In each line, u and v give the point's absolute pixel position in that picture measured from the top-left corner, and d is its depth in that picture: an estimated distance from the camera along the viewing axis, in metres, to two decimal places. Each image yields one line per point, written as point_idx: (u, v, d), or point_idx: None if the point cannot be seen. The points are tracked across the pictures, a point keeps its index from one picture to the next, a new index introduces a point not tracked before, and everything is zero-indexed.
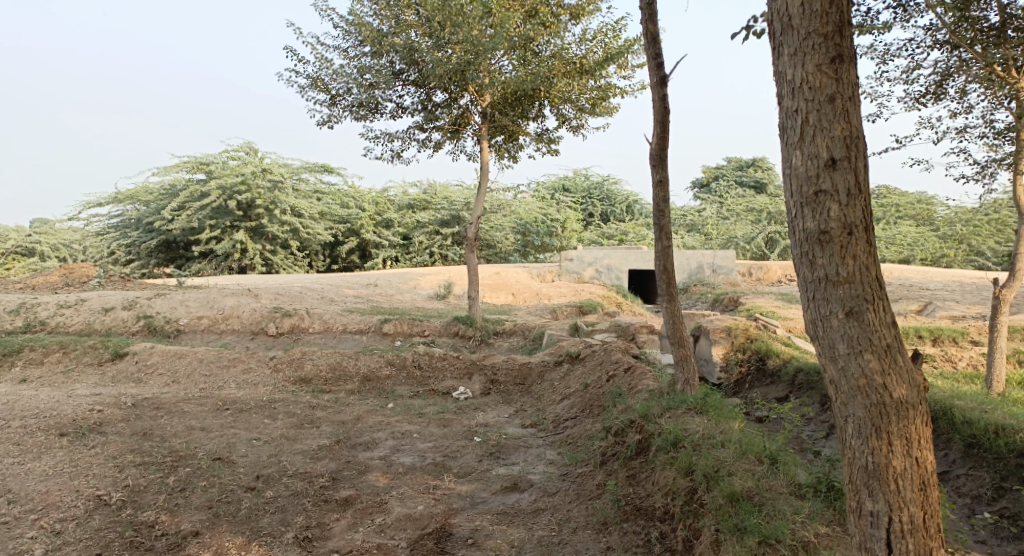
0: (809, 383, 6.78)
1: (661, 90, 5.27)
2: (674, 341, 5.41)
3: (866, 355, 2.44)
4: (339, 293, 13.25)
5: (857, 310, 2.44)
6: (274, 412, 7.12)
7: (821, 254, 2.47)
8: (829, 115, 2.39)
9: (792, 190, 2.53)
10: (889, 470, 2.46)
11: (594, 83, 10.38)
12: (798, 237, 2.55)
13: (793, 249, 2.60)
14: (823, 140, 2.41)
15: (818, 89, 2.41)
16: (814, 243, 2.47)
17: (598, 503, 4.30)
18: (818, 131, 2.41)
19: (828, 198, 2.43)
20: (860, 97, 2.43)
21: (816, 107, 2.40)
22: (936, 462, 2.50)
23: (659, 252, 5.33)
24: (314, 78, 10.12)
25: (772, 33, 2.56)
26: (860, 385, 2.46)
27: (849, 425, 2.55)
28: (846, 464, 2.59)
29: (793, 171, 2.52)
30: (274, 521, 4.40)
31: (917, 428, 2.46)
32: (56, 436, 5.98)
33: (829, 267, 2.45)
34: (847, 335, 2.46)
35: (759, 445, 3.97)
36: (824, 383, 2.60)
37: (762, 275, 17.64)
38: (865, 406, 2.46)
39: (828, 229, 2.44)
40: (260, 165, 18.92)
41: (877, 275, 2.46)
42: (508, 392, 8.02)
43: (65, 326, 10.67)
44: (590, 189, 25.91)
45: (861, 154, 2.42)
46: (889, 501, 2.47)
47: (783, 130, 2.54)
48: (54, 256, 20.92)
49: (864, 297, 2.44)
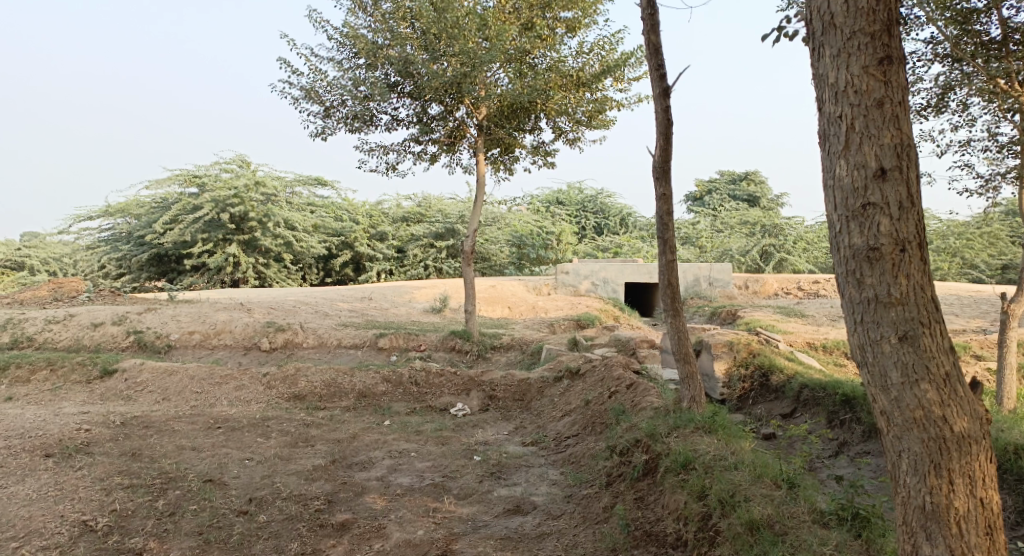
0: (815, 399, 6.66)
1: (664, 101, 5.15)
2: (680, 358, 5.27)
3: (923, 385, 2.34)
4: (333, 307, 13.08)
5: (911, 334, 2.35)
6: (267, 430, 6.94)
7: (870, 272, 2.39)
8: (878, 121, 2.32)
9: (837, 203, 2.46)
10: (951, 512, 2.34)
11: (591, 96, 10.32)
12: (843, 255, 2.47)
13: (837, 267, 2.52)
14: (870, 148, 2.34)
15: (865, 93, 2.34)
16: (862, 261, 2.39)
17: (606, 528, 4.15)
18: (865, 138, 2.34)
19: (878, 212, 2.35)
20: (909, 101, 2.37)
21: (863, 112, 2.33)
22: (1000, 503, 2.38)
23: (663, 266, 5.21)
24: (307, 89, 10.02)
25: (811, 35, 2.50)
26: (916, 417, 2.36)
27: (903, 460, 2.44)
28: (901, 503, 2.48)
29: (838, 182, 2.45)
30: (267, 547, 4.22)
31: (979, 464, 2.36)
32: (41, 457, 5.78)
33: (880, 287, 2.37)
34: (901, 362, 2.37)
35: (774, 469, 3.83)
36: (875, 414, 2.49)
37: (758, 288, 17.57)
38: (923, 440, 2.36)
39: (878, 245, 2.36)
40: (253, 178, 18.77)
41: (931, 297, 2.38)
42: (508, 408, 7.86)
43: (53, 342, 10.45)
44: (584, 202, 25.90)
45: (912, 164, 2.35)
46: (951, 545, 2.35)
47: (826, 137, 2.47)
48: (43, 270, 20.66)
49: (919, 321, 2.35)
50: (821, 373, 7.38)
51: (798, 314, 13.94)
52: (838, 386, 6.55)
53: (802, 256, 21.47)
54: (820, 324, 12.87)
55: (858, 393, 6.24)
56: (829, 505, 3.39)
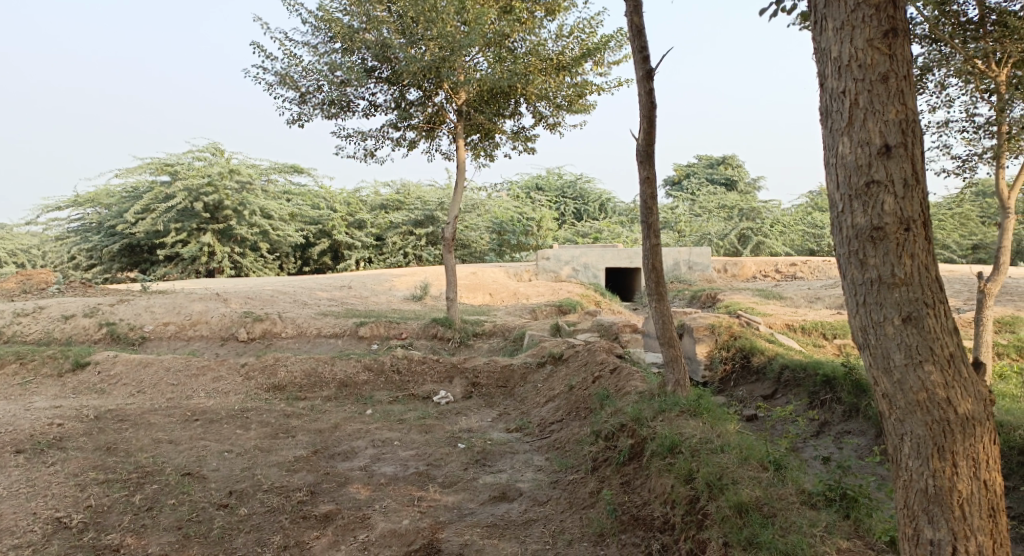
0: (796, 380, 6.71)
1: (647, 83, 5.09)
2: (665, 342, 5.25)
3: (927, 367, 2.33)
4: (311, 296, 12.90)
5: (915, 315, 2.33)
6: (246, 422, 6.82)
7: (873, 253, 2.37)
8: (883, 96, 2.30)
9: (840, 181, 2.43)
10: (955, 494, 2.33)
11: (570, 80, 10.23)
12: (846, 235, 2.45)
13: (839, 248, 2.50)
14: (875, 124, 2.32)
15: (870, 67, 2.32)
16: (865, 240, 2.37)
17: (592, 513, 4.13)
18: (870, 114, 2.32)
19: (882, 190, 2.33)
20: (914, 76, 2.35)
21: (868, 87, 2.31)
22: (1003, 485, 2.38)
23: (647, 250, 5.17)
24: (281, 74, 9.79)
25: (815, 8, 2.47)
26: (919, 399, 2.34)
27: (905, 443, 2.42)
28: (902, 487, 2.47)
29: (841, 160, 2.43)
30: (249, 541, 4.13)
31: (982, 446, 2.35)
32: (11, 453, 5.61)
33: (883, 268, 2.35)
34: (904, 344, 2.35)
35: (760, 451, 3.83)
36: (877, 398, 2.48)
37: (737, 271, 17.70)
38: (926, 423, 2.34)
39: (881, 225, 2.35)
40: (227, 166, 18.41)
41: (935, 278, 2.36)
42: (491, 395, 7.81)
43: (22, 335, 10.18)
44: (563, 187, 25.87)
45: (916, 140, 2.33)
46: (953, 529, 2.34)
47: (828, 114, 2.45)
48: (11, 262, 20.14)
49: (923, 301, 2.33)
50: (801, 355, 7.43)
51: (777, 297, 14.06)
52: (819, 366, 6.60)
53: (779, 240, 21.66)
54: (799, 306, 13.00)
55: (839, 373, 6.28)
56: (815, 486, 3.39)
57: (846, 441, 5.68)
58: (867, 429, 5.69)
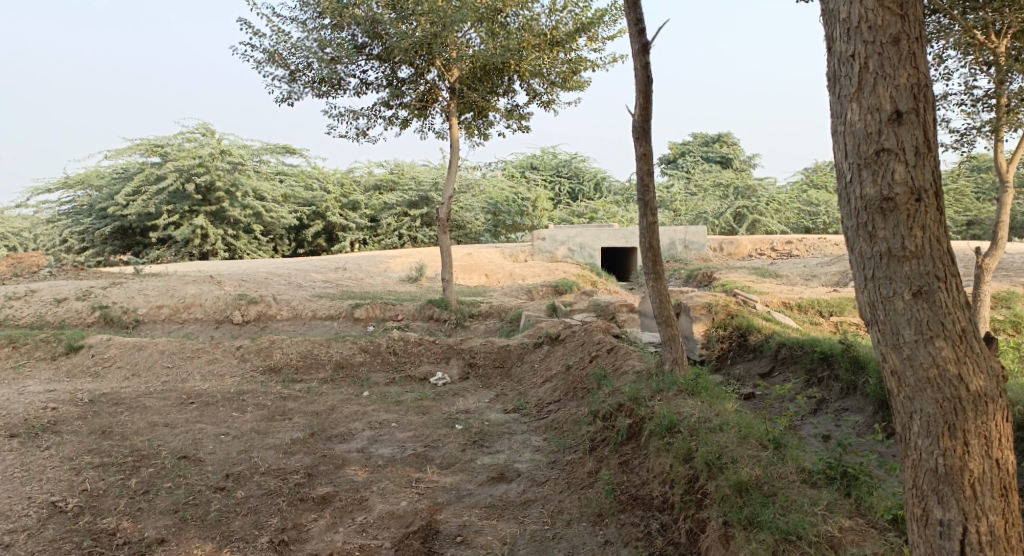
0: (793, 357, 6.71)
1: (643, 58, 5.00)
2: (661, 321, 5.22)
3: (938, 343, 2.30)
4: (306, 278, 12.83)
5: (926, 289, 2.30)
6: (243, 405, 6.79)
7: (883, 224, 2.32)
8: (894, 60, 2.25)
9: (848, 150, 2.38)
10: (965, 474, 2.31)
11: (565, 57, 10.09)
12: (855, 206, 2.40)
13: (847, 220, 2.45)
14: (885, 90, 2.27)
15: (881, 29, 2.27)
16: (874, 212, 2.33)
17: (591, 493, 4.12)
18: (880, 78, 2.27)
19: (893, 158, 2.28)
20: (926, 38, 2.29)
21: (879, 50, 2.26)
22: (1014, 464, 2.36)
23: (643, 228, 5.12)
24: (271, 52, 9.63)
25: None
26: (930, 376, 2.31)
27: (915, 422, 2.39)
28: (908, 467, 2.45)
29: (850, 128, 2.38)
30: (246, 523, 4.11)
31: (994, 424, 2.33)
32: (5, 438, 5.57)
33: (894, 240, 2.31)
34: (915, 319, 2.31)
35: (760, 430, 3.83)
36: (885, 375, 2.44)
37: (732, 250, 17.69)
38: (937, 400, 2.31)
39: (891, 195, 2.30)
40: (219, 146, 18.22)
41: (946, 250, 2.32)
42: (488, 376, 7.80)
43: (15, 319, 10.10)
44: (558, 167, 25.74)
45: (928, 106, 2.28)
46: (964, 508, 2.32)
47: (836, 80, 2.39)
48: (2, 246, 19.95)
49: (934, 275, 2.29)
50: (798, 332, 7.42)
51: (773, 275, 14.05)
52: (816, 344, 6.59)
53: (775, 218, 21.61)
54: (795, 284, 13.00)
55: (836, 350, 6.28)
56: (815, 463, 3.39)
57: (843, 418, 5.69)
58: (864, 406, 5.69)
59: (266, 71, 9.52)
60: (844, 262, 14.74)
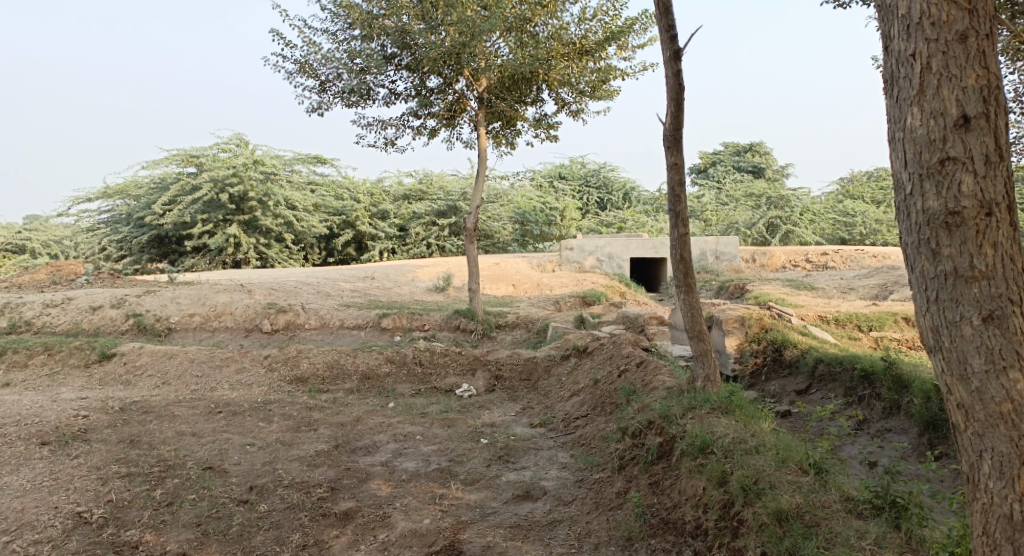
0: (831, 374, 6.48)
1: (675, 65, 4.87)
2: (694, 335, 5.05)
3: (1011, 374, 2.15)
4: (335, 287, 12.89)
5: (998, 314, 2.15)
6: (269, 415, 6.78)
7: (948, 241, 2.19)
8: (960, 59, 2.13)
9: (908, 159, 2.26)
10: None
11: (594, 66, 10.01)
12: (916, 220, 2.27)
13: (907, 236, 2.33)
14: (950, 92, 2.15)
15: (946, 25, 2.15)
16: (938, 227, 2.20)
17: (620, 515, 3.98)
18: (944, 79, 2.15)
19: (959, 167, 2.15)
20: (996, 35, 2.16)
21: (944, 48, 2.14)
22: None
23: (675, 240, 4.98)
24: (301, 63, 9.72)
25: None
26: (1003, 411, 2.16)
27: (984, 461, 2.24)
28: (977, 509, 2.29)
29: (910, 133, 2.25)
30: (268, 539, 4.06)
31: None
32: (36, 446, 5.62)
33: (961, 258, 2.17)
34: (985, 347, 2.17)
35: (799, 453, 3.65)
36: (951, 408, 2.30)
37: (765, 261, 17.35)
38: (1011, 438, 2.16)
39: (958, 208, 2.17)
40: (252, 156, 18.49)
41: (1019, 271, 2.18)
42: (514, 388, 7.69)
43: (51, 326, 10.29)
44: (587, 176, 25.63)
45: (997, 109, 2.15)
46: None
47: (895, 81, 2.28)
48: (44, 254, 20.48)
49: (1006, 299, 2.15)
50: (836, 348, 7.18)
51: (808, 287, 13.71)
52: (855, 360, 6.36)
53: (809, 228, 21.15)
54: (831, 297, 12.66)
55: (877, 368, 6.04)
56: (860, 491, 3.21)
57: (885, 439, 5.46)
58: (908, 427, 5.45)
59: (297, 82, 9.61)
60: (882, 274, 14.33)
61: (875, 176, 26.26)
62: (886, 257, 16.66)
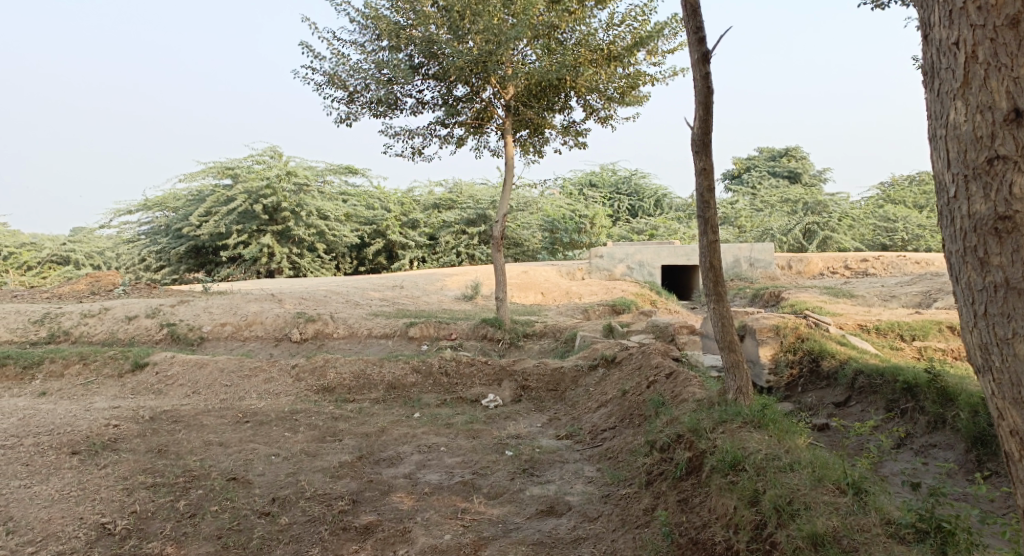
0: (872, 386, 6.23)
1: (704, 67, 4.73)
2: (724, 346, 4.88)
3: None
4: (364, 296, 12.92)
5: None
6: (295, 424, 6.77)
7: (996, 248, 2.04)
8: (1011, 45, 1.97)
9: (952, 159, 2.13)
10: None
11: (623, 71, 9.87)
12: (962, 226, 2.13)
13: (951, 243, 2.19)
14: (999, 83, 1.99)
15: (994, 10, 2.01)
16: (986, 233, 2.05)
17: (646, 534, 3.83)
18: (992, 68, 2.00)
19: (1009, 166, 1.98)
20: None
21: (991, 34, 2.00)
22: None
23: (704, 247, 4.83)
24: (330, 74, 9.78)
25: None
26: None
27: None
28: None
29: (955, 131, 2.12)
30: (287, 553, 4.02)
31: None
32: (67, 455, 5.69)
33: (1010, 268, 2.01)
34: None
35: (837, 471, 3.47)
36: (1005, 435, 2.12)
37: (802, 268, 16.94)
38: None
39: (1009, 213, 2.00)
40: (285, 168, 18.74)
41: None
42: (541, 399, 7.57)
43: (89, 336, 10.51)
44: (617, 183, 25.42)
45: None
46: None
47: (937, 74, 2.16)
48: (87, 265, 21.03)
49: None
50: (876, 358, 6.90)
51: (846, 295, 13.31)
52: (897, 372, 6.09)
53: (847, 234, 20.58)
54: (871, 305, 12.25)
55: (921, 380, 5.77)
56: (902, 513, 3.01)
57: (929, 455, 5.19)
58: (954, 442, 5.17)
59: (326, 94, 9.69)
60: (925, 281, 13.85)
61: (917, 180, 25.51)
62: (929, 263, 16.10)
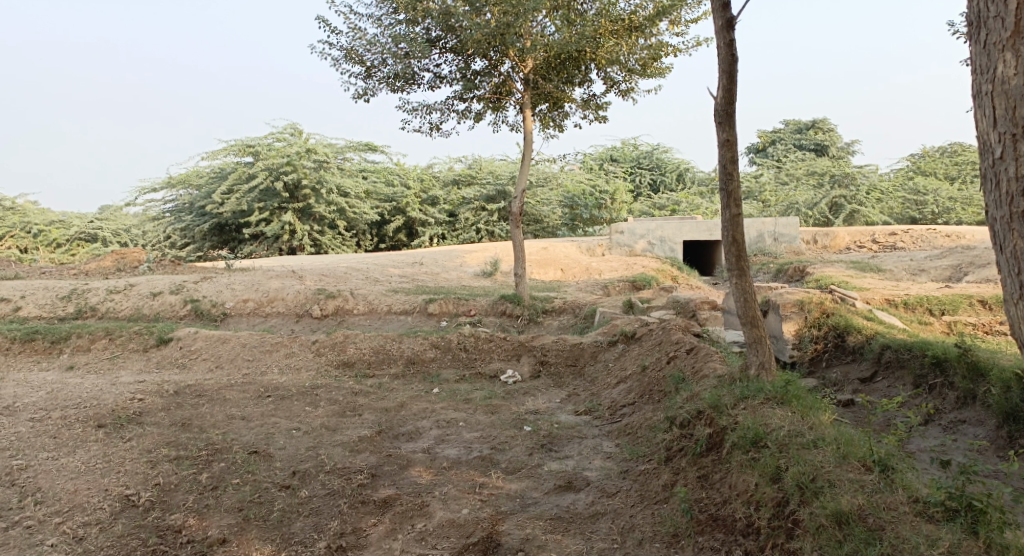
0: (899, 362, 6.09)
1: (728, 34, 4.57)
2: (746, 322, 4.78)
3: None
4: (384, 273, 12.95)
5: None
6: (316, 399, 6.82)
7: None
8: None
9: (1002, 117, 2.15)
10: None
11: (644, 42, 9.65)
12: (1010, 188, 2.15)
13: (997, 206, 2.20)
14: None
15: None
16: None
17: (665, 511, 3.80)
18: None
19: None
20: None
21: None
22: None
23: (726, 220, 4.71)
24: (347, 48, 9.69)
25: None
26: None
27: None
28: None
29: (1008, 86, 2.14)
30: (307, 526, 4.05)
31: None
32: (93, 428, 5.79)
33: None
34: None
35: (863, 448, 3.38)
36: None
37: (827, 243, 16.65)
38: None
39: None
40: (305, 145, 18.75)
41: None
42: (560, 375, 7.54)
43: (114, 311, 10.67)
44: (639, 158, 25.09)
45: None
46: None
47: (990, 26, 2.18)
48: (115, 242, 21.32)
49: None
50: (904, 333, 6.74)
51: (874, 269, 13.04)
52: (925, 347, 5.94)
53: (875, 208, 20.14)
54: (899, 279, 11.99)
55: (950, 355, 5.61)
56: (931, 491, 2.92)
57: (959, 432, 5.06)
58: (985, 419, 5.03)
59: (344, 69, 9.60)
60: (955, 255, 13.54)
61: (949, 152, 24.84)
62: (960, 236, 15.69)
